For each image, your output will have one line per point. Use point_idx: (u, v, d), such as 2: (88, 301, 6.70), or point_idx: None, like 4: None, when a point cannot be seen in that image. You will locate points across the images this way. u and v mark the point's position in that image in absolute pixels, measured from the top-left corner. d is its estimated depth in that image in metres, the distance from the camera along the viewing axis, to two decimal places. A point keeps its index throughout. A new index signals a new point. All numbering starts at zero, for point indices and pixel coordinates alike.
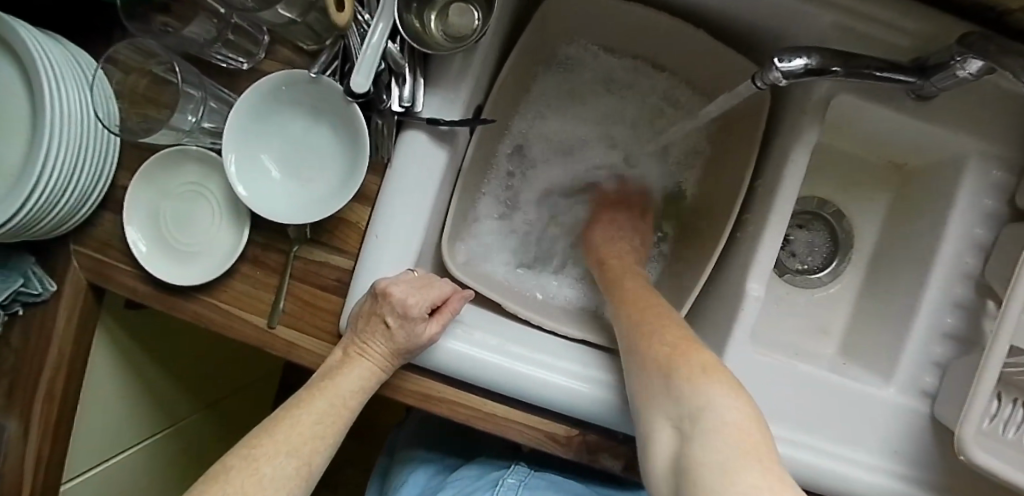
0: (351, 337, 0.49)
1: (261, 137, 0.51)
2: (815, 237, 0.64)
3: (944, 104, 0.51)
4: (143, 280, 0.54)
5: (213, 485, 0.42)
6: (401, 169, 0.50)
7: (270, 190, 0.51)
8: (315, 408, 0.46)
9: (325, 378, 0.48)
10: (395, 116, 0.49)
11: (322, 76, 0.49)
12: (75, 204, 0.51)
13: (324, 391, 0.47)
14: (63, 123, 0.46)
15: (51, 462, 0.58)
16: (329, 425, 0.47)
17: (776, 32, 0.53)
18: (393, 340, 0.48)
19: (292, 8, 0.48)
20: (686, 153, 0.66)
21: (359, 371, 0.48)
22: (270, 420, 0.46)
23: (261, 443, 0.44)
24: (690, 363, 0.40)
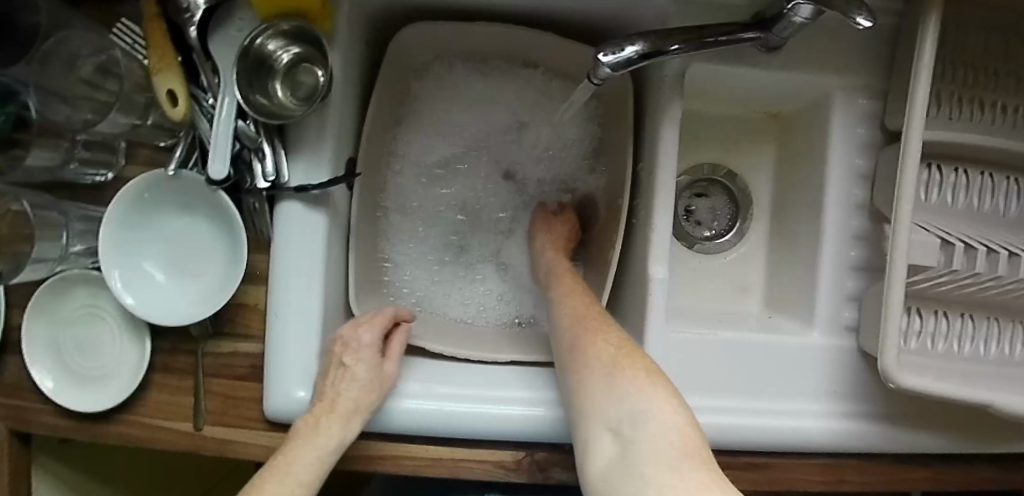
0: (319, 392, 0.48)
1: (140, 245, 0.51)
2: (716, 203, 0.63)
3: (796, 49, 0.52)
4: (58, 415, 0.52)
5: None
6: (284, 242, 0.50)
7: (159, 294, 0.50)
8: (268, 490, 0.43)
9: (277, 457, 0.45)
10: (264, 192, 0.49)
11: (181, 170, 0.48)
12: None
13: (275, 471, 0.44)
14: None
15: None
16: (312, 489, 0.44)
17: (623, 17, 0.54)
18: (360, 376, 0.48)
19: (131, 113, 0.50)
20: (571, 148, 0.62)
21: (334, 426, 0.46)
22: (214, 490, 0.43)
23: None
24: (655, 379, 0.37)
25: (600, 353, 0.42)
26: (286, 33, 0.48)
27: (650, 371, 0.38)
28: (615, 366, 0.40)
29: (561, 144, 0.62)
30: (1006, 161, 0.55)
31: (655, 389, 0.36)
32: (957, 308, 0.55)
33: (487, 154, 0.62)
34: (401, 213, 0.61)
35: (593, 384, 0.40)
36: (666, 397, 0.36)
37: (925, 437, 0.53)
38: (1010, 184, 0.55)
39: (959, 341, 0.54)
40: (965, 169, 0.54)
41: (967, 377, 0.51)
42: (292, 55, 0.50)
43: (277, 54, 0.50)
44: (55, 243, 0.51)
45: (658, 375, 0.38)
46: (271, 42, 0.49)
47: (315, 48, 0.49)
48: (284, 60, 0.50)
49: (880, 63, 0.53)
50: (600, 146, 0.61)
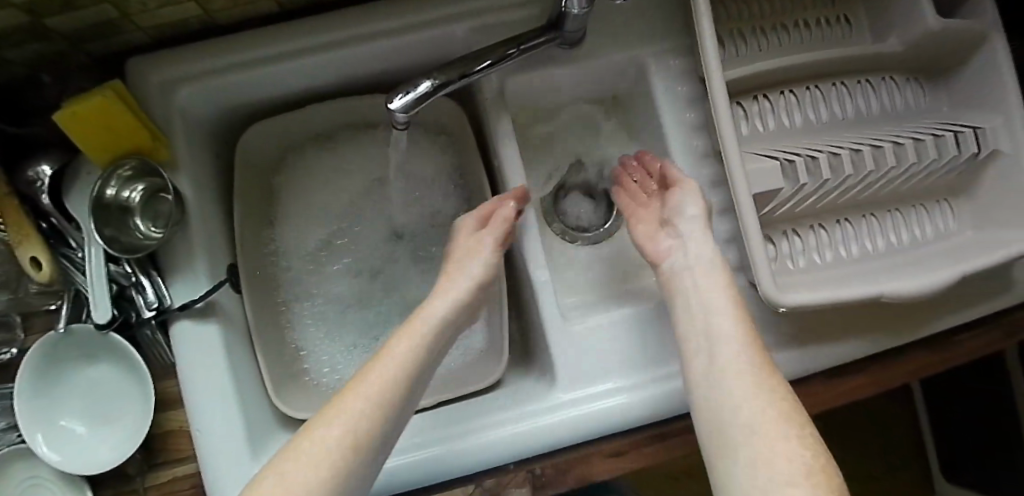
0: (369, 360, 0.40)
1: (56, 406, 0.53)
2: (580, 198, 0.65)
3: (597, 34, 0.55)
4: None
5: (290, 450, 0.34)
6: (184, 361, 0.51)
7: (85, 446, 0.52)
8: (365, 393, 0.37)
9: (368, 363, 0.40)
10: (151, 320, 0.51)
11: (69, 326, 0.51)
12: None
13: (365, 379, 0.38)
14: None
15: None
16: (325, 468, 0.33)
17: (437, 57, 0.57)
18: (417, 340, 0.42)
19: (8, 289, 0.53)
20: (444, 188, 0.65)
21: (386, 379, 0.38)
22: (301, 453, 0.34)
23: (332, 427, 0.35)
24: (771, 419, 0.34)
25: (748, 362, 0.37)
26: (127, 174, 0.52)
27: (776, 399, 0.35)
28: (768, 391, 0.36)
29: (432, 184, 0.66)
30: (825, 73, 0.57)
31: (777, 422, 0.34)
32: (831, 218, 0.56)
33: (367, 216, 0.65)
34: (304, 296, 0.63)
35: (716, 383, 0.38)
36: (800, 442, 0.33)
37: (841, 347, 0.54)
38: (837, 90, 0.58)
39: (841, 247, 0.56)
40: (790, 90, 0.57)
41: (855, 277, 0.53)
42: (140, 191, 0.54)
43: (127, 196, 0.54)
44: None
45: (786, 408, 0.35)
46: (114, 186, 0.52)
47: (155, 175, 0.53)
48: (134, 199, 0.54)
49: (677, 23, 0.56)
50: (467, 176, 0.64)
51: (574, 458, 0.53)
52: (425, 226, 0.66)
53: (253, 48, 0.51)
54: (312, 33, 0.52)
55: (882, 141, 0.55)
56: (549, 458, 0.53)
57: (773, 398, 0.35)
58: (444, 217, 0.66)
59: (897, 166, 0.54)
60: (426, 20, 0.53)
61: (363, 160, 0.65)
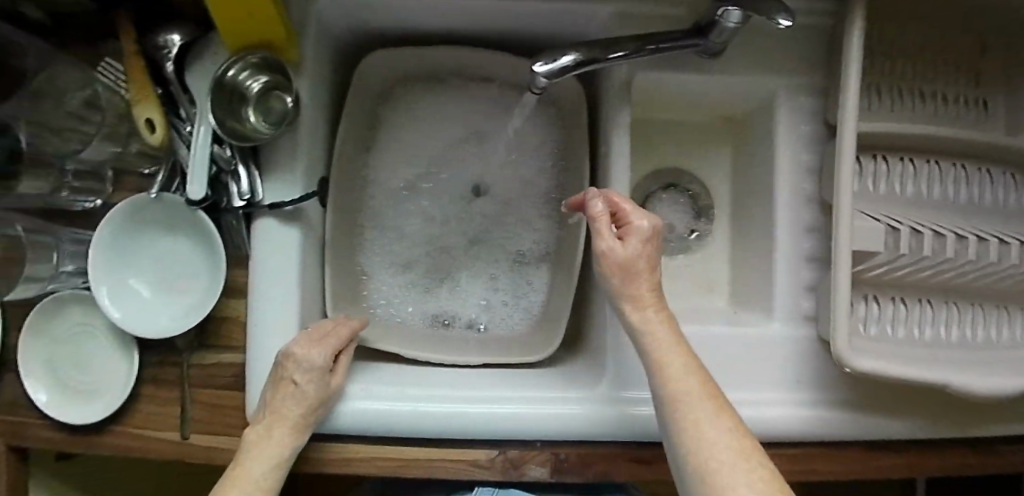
0: (231, 471, 0.47)
1: (127, 264, 0.54)
2: (675, 203, 0.65)
3: (737, 51, 0.55)
4: (51, 427, 0.56)
5: None
6: (260, 257, 0.53)
7: (145, 310, 0.53)
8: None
9: (237, 463, 0.48)
10: (239, 210, 0.52)
11: (160, 193, 0.52)
12: None
13: (236, 481, 0.47)
14: None
15: None
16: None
17: (572, 30, 0.57)
18: (292, 435, 0.49)
19: (115, 141, 0.54)
20: (535, 160, 0.64)
21: (258, 484, 0.47)
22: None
23: None
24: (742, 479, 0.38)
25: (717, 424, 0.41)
26: (253, 63, 0.52)
27: (740, 454, 0.40)
28: (735, 452, 0.40)
29: (529, 154, 0.64)
30: (949, 151, 0.57)
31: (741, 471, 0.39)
32: (914, 296, 0.56)
33: (454, 169, 0.64)
34: (377, 227, 0.63)
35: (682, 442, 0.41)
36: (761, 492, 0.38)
37: (890, 422, 0.54)
38: (957, 171, 0.57)
39: (919, 327, 0.56)
40: (910, 158, 0.56)
41: (927, 359, 0.52)
42: (261, 83, 0.53)
43: (247, 83, 0.53)
44: (46, 263, 0.55)
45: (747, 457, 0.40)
46: (239, 69, 0.52)
47: (279, 72, 0.53)
48: (251, 88, 0.53)
49: (817, 62, 0.55)
50: (565, 153, 0.63)
51: (601, 454, 0.54)
52: (511, 191, 0.64)
53: None
54: None
55: (988, 235, 0.54)
56: (577, 447, 0.54)
57: (739, 453, 0.40)
58: (528, 189, 0.64)
59: (997, 263, 0.54)
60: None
61: (464, 112, 0.63)
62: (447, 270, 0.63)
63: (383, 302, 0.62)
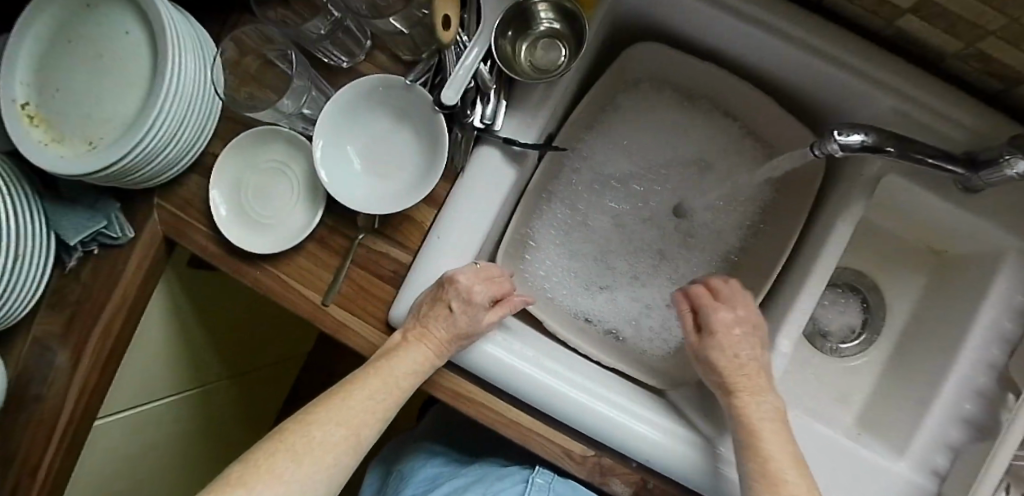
0: (377, 363, 0.50)
1: (351, 131, 0.56)
2: (848, 309, 0.67)
3: (994, 198, 0.53)
4: (212, 239, 0.60)
5: (305, 421, 0.46)
6: (469, 180, 0.54)
7: (348, 178, 0.56)
8: (368, 385, 0.49)
9: (381, 358, 0.51)
10: (475, 131, 0.54)
11: (415, 85, 0.54)
12: (165, 164, 0.56)
13: (376, 372, 0.49)
14: (178, 85, 0.51)
15: (98, 383, 0.64)
16: (339, 451, 0.46)
17: (839, 106, 0.56)
18: (435, 350, 0.51)
19: (402, 20, 0.54)
20: (737, 206, 0.63)
21: (396, 383, 0.49)
22: (285, 432, 0.46)
23: (316, 412, 0.47)
24: None
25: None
26: (557, 6, 0.54)
27: None
28: None
29: (738, 201, 0.63)
30: None
31: None
32: None
33: (666, 182, 0.64)
34: (568, 201, 0.64)
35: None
36: None
37: None
38: None
39: None
40: None
41: None
42: (551, 28, 0.56)
43: (541, 21, 0.56)
44: (295, 100, 0.58)
45: None
46: (544, 6, 0.55)
47: (571, 30, 0.56)
48: (539, 28, 0.57)
49: None
50: (769, 213, 0.62)
51: None
52: (705, 225, 0.64)
53: None
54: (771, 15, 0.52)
55: None
56: (665, 483, 0.54)
57: None
58: (717, 230, 0.63)
59: None
60: (864, 71, 0.52)
61: (696, 135, 0.63)
62: (614, 269, 0.64)
63: (545, 275, 0.63)
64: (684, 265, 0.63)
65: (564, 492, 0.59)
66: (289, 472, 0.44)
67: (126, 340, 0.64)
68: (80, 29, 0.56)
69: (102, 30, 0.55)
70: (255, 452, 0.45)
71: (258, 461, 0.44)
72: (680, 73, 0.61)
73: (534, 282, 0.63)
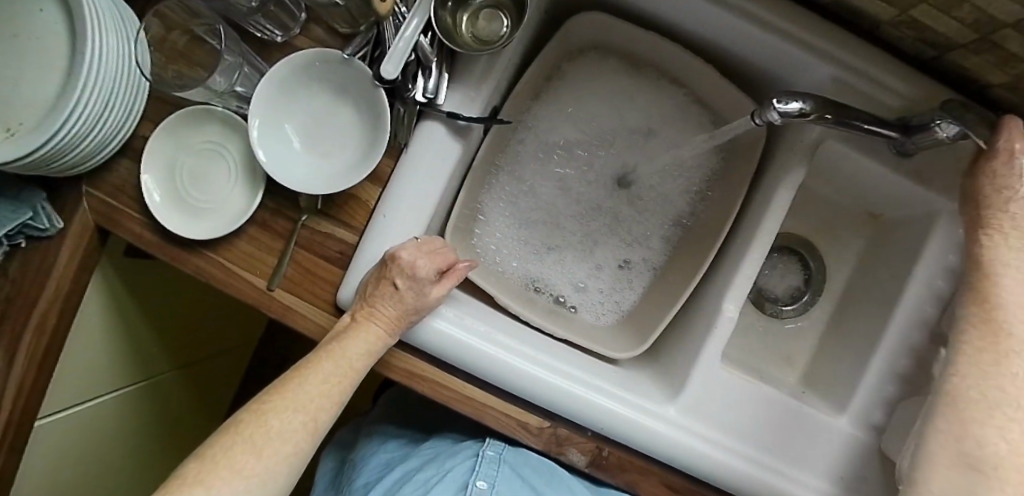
0: (328, 346, 0.48)
1: (288, 109, 0.54)
2: (790, 275, 0.68)
3: (924, 161, 0.55)
4: (147, 227, 0.57)
5: (260, 411, 0.45)
6: (413, 155, 0.53)
7: (287, 158, 0.54)
8: (322, 368, 0.47)
9: (333, 341, 0.49)
10: (417, 105, 0.53)
11: (353, 59, 0.52)
12: (91, 150, 0.53)
13: (328, 354, 0.48)
14: (99, 68, 0.48)
15: (36, 381, 0.61)
16: (298, 437, 0.45)
17: (778, 74, 0.57)
18: (387, 328, 0.50)
19: None
20: (684, 176, 0.64)
21: (350, 363, 0.48)
22: (239, 424, 0.44)
23: (272, 400, 0.45)
24: None
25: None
26: None
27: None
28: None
29: (684, 171, 0.64)
30: None
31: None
32: None
33: (613, 151, 0.63)
34: (518, 173, 0.63)
35: None
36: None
37: None
38: None
39: None
40: None
41: None
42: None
43: None
44: (225, 78, 0.54)
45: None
46: None
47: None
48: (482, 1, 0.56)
49: None
50: (715, 182, 0.63)
51: (639, 463, 0.56)
52: (655, 195, 0.64)
53: None
54: None
55: None
56: (619, 450, 0.55)
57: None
58: (666, 200, 0.64)
59: None
60: (801, 39, 0.53)
61: (642, 106, 0.63)
62: (563, 236, 0.63)
63: (490, 244, 0.62)
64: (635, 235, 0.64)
65: (515, 459, 0.58)
66: (249, 463, 0.42)
67: (63, 335, 0.61)
68: None
69: (17, 9, 0.52)
70: (210, 449, 0.43)
71: (216, 457, 0.42)
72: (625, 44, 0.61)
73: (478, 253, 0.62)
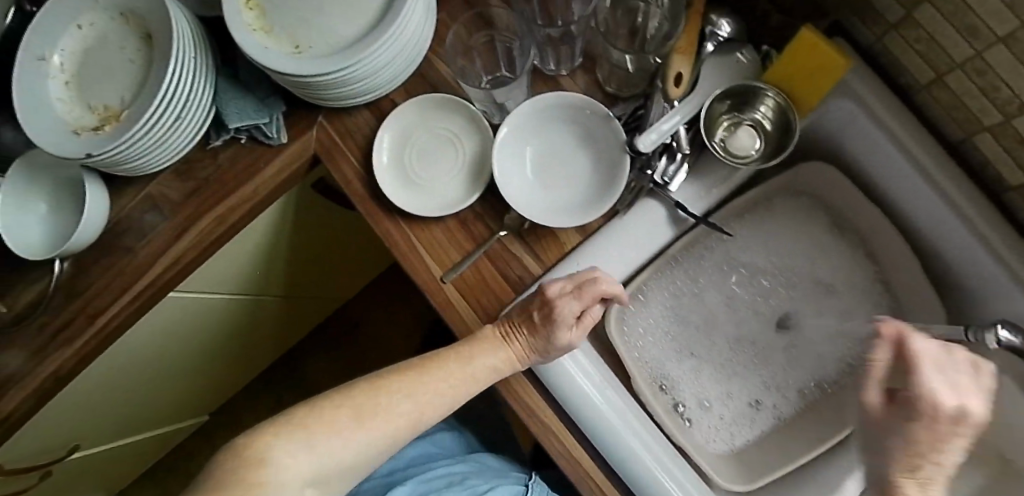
0: (458, 348, 0.51)
1: (536, 135, 0.58)
2: None
3: None
4: (359, 177, 0.61)
5: (378, 385, 0.48)
6: (626, 223, 0.56)
7: (515, 174, 0.57)
8: (444, 370, 0.49)
9: (463, 346, 0.51)
10: (650, 183, 0.55)
11: (613, 119, 0.55)
12: (348, 94, 0.57)
13: (455, 358, 0.50)
14: (395, 36, 0.53)
15: (191, 261, 0.64)
16: (402, 425, 0.48)
17: (980, 295, 0.57)
18: (514, 356, 0.50)
19: (634, 61, 0.57)
20: (842, 344, 0.64)
21: (471, 375, 0.50)
22: (355, 388, 0.48)
23: (392, 381, 0.48)
24: None
25: None
26: (781, 107, 0.55)
27: None
28: None
29: (845, 340, 0.64)
30: None
31: None
32: None
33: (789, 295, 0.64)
34: (694, 276, 0.65)
35: None
36: None
37: None
38: None
39: None
40: None
41: None
42: (767, 120, 0.57)
43: (761, 111, 0.57)
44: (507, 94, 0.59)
45: None
46: (768, 102, 0.56)
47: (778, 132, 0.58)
48: (751, 115, 0.58)
49: None
50: None
51: None
52: (808, 350, 0.65)
53: (911, 143, 0.55)
54: (958, 191, 0.54)
55: None
56: None
57: None
58: (816, 359, 0.64)
59: None
60: None
61: (831, 264, 0.64)
62: (709, 352, 0.64)
63: (644, 333, 0.64)
64: (773, 377, 0.65)
65: None
66: (347, 425, 0.46)
67: (232, 232, 0.65)
68: None
69: None
70: (324, 400, 0.47)
71: (324, 408, 0.46)
72: (841, 204, 0.63)
73: (627, 333, 0.64)
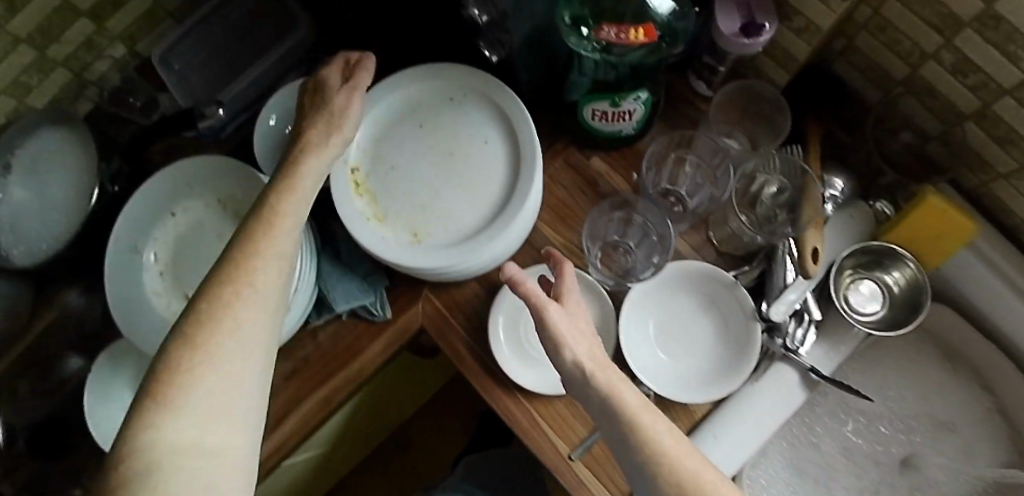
0: (265, 214, 0.36)
1: (659, 305, 0.58)
2: None
3: None
4: (471, 350, 0.59)
5: (186, 350, 0.29)
6: (760, 391, 0.55)
7: (642, 348, 0.56)
8: (223, 347, 0.30)
9: (231, 280, 0.32)
10: (783, 350, 0.55)
11: (739, 286, 0.56)
12: (462, 274, 0.57)
13: (215, 300, 0.31)
14: (520, 225, 0.53)
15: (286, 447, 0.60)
16: (242, 483, 0.29)
17: None
18: (277, 255, 0.34)
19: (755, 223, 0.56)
20: (963, 479, 0.63)
21: (252, 326, 0.32)
22: (143, 404, 0.28)
23: (170, 396, 0.28)
24: None
25: None
26: (916, 278, 0.56)
27: None
28: None
29: (965, 474, 0.63)
30: None
31: None
32: None
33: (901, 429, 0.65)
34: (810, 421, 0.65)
35: None
36: None
37: None
38: None
39: None
40: None
41: None
42: (893, 283, 0.57)
43: (891, 273, 0.57)
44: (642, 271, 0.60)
45: None
46: (902, 270, 0.56)
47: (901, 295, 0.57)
48: (880, 276, 0.58)
49: None
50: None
51: None
52: (928, 486, 0.64)
53: None
54: None
55: None
56: None
57: None
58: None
59: None
60: None
61: (942, 397, 0.64)
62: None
63: (765, 484, 0.63)
64: None
65: None
66: (208, 441, 0.28)
67: (329, 410, 0.61)
68: (434, 115, 0.56)
69: (457, 132, 0.55)
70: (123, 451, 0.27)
71: (148, 406, 0.28)
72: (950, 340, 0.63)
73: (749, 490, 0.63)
